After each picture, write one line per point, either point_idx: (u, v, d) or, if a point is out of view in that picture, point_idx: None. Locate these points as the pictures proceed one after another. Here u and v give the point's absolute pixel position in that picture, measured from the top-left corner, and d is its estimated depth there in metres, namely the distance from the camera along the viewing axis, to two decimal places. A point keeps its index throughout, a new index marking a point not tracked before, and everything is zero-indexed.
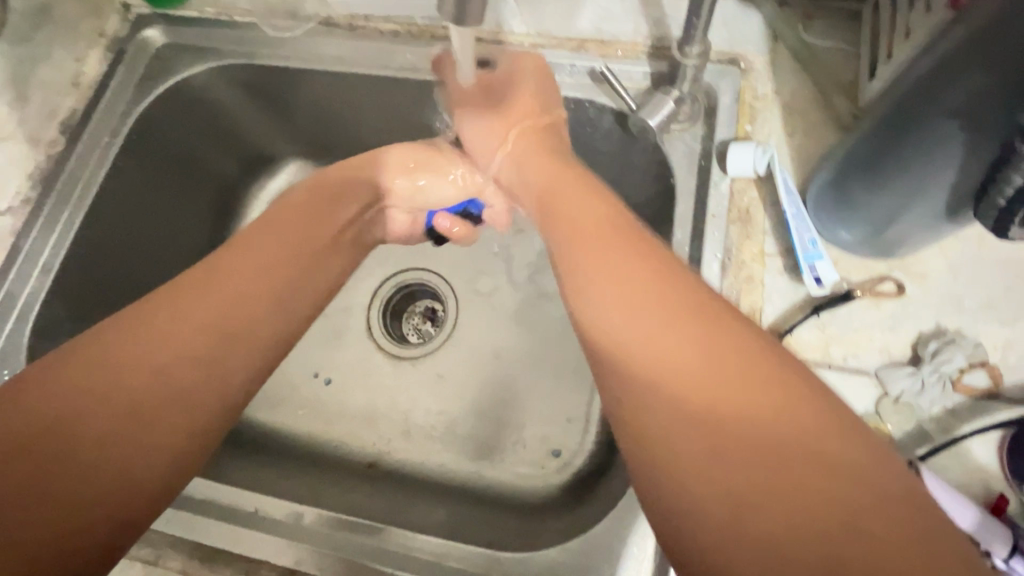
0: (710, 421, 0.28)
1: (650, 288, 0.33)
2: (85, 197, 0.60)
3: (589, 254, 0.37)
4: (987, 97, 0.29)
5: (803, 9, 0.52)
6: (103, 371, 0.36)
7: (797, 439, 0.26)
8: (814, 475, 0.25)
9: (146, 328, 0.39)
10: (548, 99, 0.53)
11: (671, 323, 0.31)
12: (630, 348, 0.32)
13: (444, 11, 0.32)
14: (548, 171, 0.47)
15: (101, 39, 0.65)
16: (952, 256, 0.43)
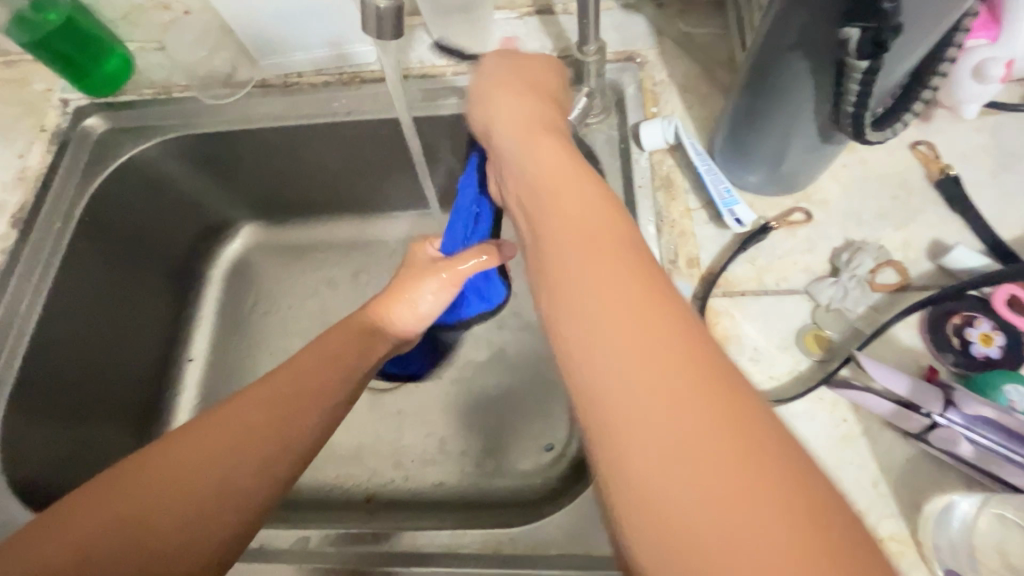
0: (640, 396, 0.25)
1: (613, 258, 0.30)
2: (44, 282, 0.60)
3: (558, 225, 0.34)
4: (816, 31, 0.35)
5: (678, 6, 0.61)
6: (144, 492, 0.34)
7: (711, 428, 0.23)
8: (718, 462, 0.23)
9: (191, 441, 0.36)
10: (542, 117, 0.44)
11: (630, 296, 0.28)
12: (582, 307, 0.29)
13: (368, 29, 0.38)
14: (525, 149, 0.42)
15: (42, 133, 0.67)
16: (841, 182, 0.50)
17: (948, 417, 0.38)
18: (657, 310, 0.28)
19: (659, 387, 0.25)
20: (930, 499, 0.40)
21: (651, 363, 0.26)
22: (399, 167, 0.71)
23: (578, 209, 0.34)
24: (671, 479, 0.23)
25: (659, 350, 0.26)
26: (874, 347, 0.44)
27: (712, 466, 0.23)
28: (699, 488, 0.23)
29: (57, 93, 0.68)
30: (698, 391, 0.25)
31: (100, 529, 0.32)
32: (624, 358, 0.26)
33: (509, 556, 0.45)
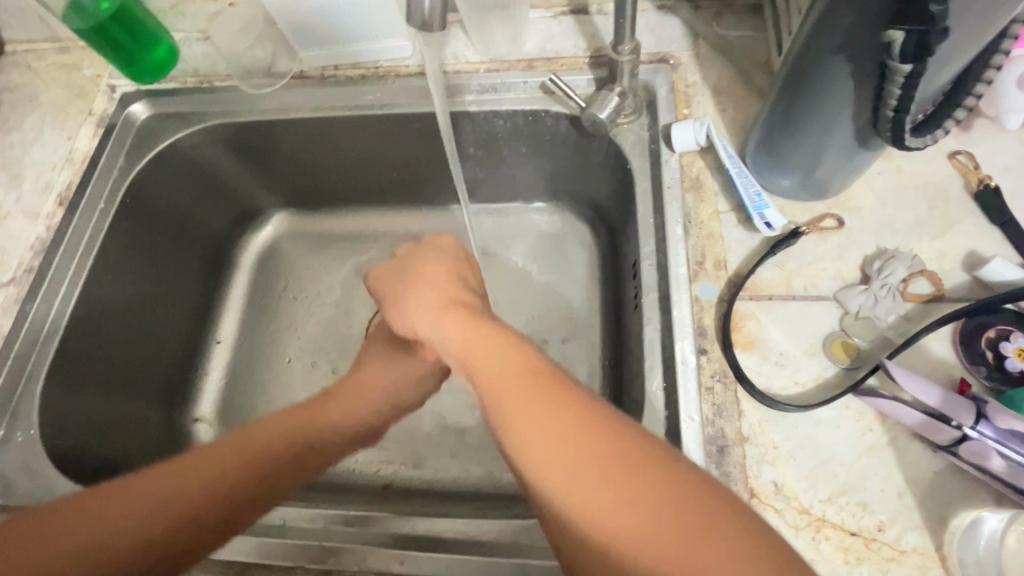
0: (562, 489, 0.32)
1: (532, 399, 0.35)
2: (86, 259, 0.63)
3: (461, 329, 0.43)
4: (860, 33, 0.35)
5: (714, 9, 0.61)
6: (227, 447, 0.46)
7: (622, 478, 0.31)
8: (620, 466, 0.31)
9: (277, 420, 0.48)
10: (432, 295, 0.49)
11: (517, 369, 0.38)
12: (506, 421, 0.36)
13: (410, 20, 0.39)
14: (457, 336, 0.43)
15: (89, 117, 0.70)
16: (876, 190, 0.50)
17: (979, 430, 0.38)
18: (550, 383, 0.36)
19: (576, 443, 0.33)
20: (958, 514, 0.39)
21: (549, 412, 0.34)
22: (429, 160, 0.72)
23: (486, 333, 0.41)
24: (579, 496, 0.31)
25: (552, 420, 0.34)
26: (903, 357, 0.44)
27: (603, 472, 0.31)
28: (601, 504, 0.30)
29: (106, 79, 0.71)
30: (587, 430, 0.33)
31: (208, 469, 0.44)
32: (527, 426, 0.34)
33: (526, 547, 0.45)
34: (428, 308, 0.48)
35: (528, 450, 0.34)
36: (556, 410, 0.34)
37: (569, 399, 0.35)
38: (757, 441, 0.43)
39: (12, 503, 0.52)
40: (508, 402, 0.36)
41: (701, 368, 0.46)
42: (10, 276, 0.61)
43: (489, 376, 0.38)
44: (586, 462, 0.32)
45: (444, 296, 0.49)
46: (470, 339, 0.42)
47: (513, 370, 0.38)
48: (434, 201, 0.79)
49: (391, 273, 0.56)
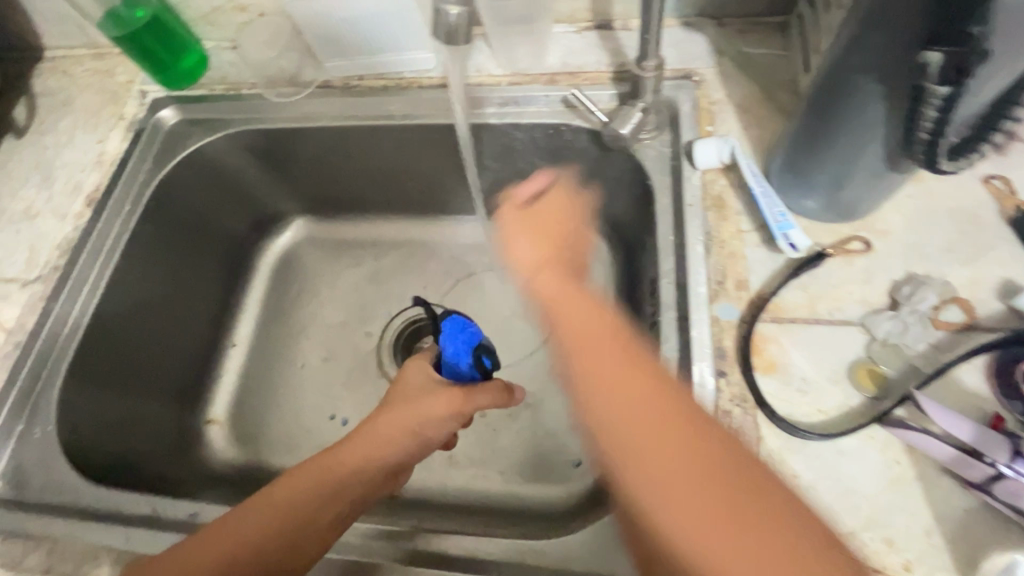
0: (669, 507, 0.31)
1: (643, 399, 0.34)
2: (110, 260, 0.64)
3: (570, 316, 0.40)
4: (893, 54, 0.34)
5: (739, 27, 0.60)
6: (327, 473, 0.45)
7: (742, 507, 0.31)
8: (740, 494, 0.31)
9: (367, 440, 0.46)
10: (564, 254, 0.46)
11: (623, 362, 0.36)
12: (609, 417, 0.34)
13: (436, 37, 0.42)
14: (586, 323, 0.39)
15: (120, 121, 0.71)
16: (906, 213, 0.48)
17: (1017, 468, 0.36)
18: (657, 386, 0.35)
19: (688, 459, 0.32)
20: (990, 556, 0.37)
21: (655, 417, 0.34)
22: (450, 170, 0.72)
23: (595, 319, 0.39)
24: (691, 519, 0.30)
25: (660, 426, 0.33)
26: (933, 388, 0.42)
27: (718, 497, 0.31)
28: (714, 530, 0.30)
29: (137, 85, 0.73)
30: (701, 448, 0.32)
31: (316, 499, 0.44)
32: (632, 429, 0.33)
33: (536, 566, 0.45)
34: (562, 292, 0.42)
35: (635, 453, 0.33)
36: (640, 383, 0.35)
37: (685, 420, 0.33)
38: (777, 469, 0.41)
39: (27, 499, 0.53)
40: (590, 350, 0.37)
41: (720, 392, 0.44)
42: (37, 274, 0.63)
43: (595, 366, 0.36)
44: (703, 485, 0.31)
45: (558, 271, 0.44)
46: (581, 325, 0.39)
47: (616, 366, 0.36)
48: (453, 212, 0.79)
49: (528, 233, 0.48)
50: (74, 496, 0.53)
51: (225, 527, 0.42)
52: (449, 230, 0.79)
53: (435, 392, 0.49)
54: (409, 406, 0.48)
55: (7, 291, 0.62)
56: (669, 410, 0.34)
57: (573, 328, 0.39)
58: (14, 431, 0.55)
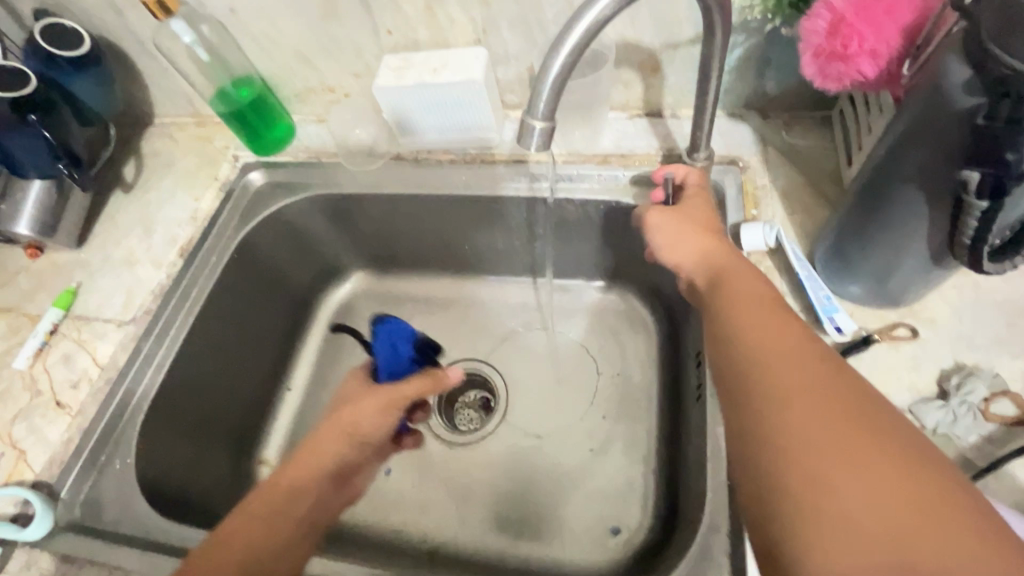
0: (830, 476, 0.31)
1: (811, 380, 0.34)
2: (194, 307, 0.70)
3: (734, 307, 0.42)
4: (934, 166, 0.37)
5: (783, 118, 0.65)
6: (286, 478, 0.51)
7: (923, 498, 0.29)
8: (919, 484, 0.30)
9: (312, 450, 0.53)
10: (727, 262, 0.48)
11: (787, 343, 0.37)
12: (770, 386, 0.35)
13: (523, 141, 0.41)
14: (755, 313, 0.41)
15: (215, 182, 0.80)
16: (953, 303, 0.50)
17: None
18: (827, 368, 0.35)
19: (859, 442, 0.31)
20: None
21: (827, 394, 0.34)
22: (503, 236, 0.77)
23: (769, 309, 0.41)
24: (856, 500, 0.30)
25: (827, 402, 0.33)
26: (986, 482, 0.42)
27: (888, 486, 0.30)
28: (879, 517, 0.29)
29: (232, 150, 0.83)
30: (878, 436, 0.31)
31: (281, 503, 0.49)
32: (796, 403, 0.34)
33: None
34: (741, 297, 0.43)
35: (792, 425, 0.33)
36: (796, 343, 0.37)
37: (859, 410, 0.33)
38: None
39: (102, 529, 0.57)
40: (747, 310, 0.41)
41: None
42: (132, 316, 0.70)
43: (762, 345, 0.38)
44: (873, 468, 0.30)
45: (745, 276, 0.45)
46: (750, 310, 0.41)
47: (791, 347, 0.37)
48: (502, 274, 0.83)
49: (675, 224, 0.54)
50: (144, 528, 0.57)
51: (236, 530, 0.46)
52: (498, 290, 0.84)
53: (369, 393, 0.57)
54: (346, 409, 0.56)
55: (106, 331, 0.69)
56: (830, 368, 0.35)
57: (740, 318, 0.41)
58: (97, 463, 0.60)
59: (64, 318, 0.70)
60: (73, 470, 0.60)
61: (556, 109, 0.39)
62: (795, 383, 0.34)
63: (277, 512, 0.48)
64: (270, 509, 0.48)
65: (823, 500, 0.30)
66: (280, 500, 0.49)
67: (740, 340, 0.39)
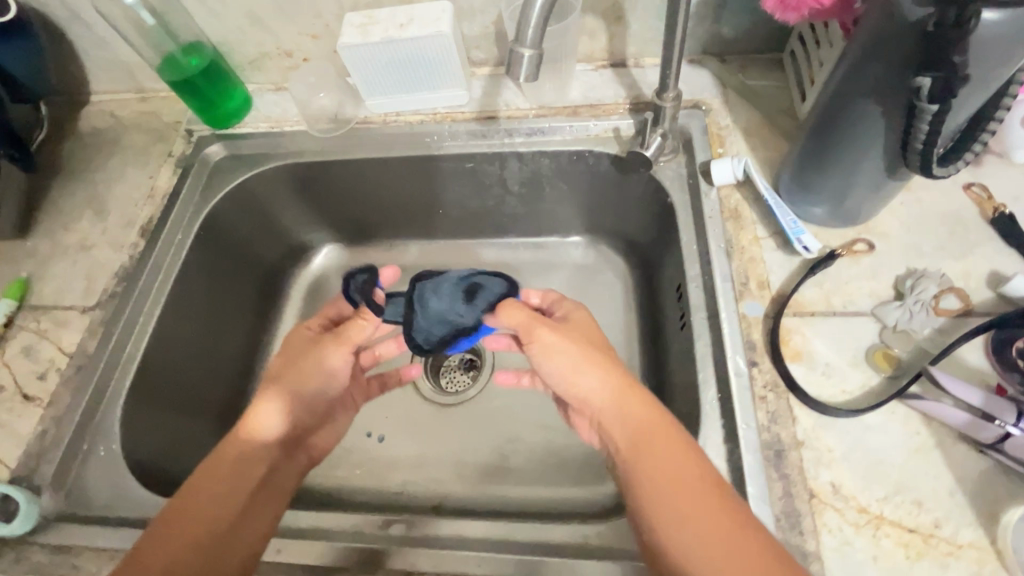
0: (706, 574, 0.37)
1: (693, 492, 0.41)
2: (164, 287, 0.67)
3: (630, 411, 0.46)
4: (889, 79, 0.41)
5: (739, 62, 0.68)
6: (225, 457, 0.49)
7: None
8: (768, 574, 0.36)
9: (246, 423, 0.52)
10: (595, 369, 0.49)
11: (677, 453, 0.43)
12: (655, 496, 0.42)
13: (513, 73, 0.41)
14: (642, 421, 0.46)
15: (169, 158, 0.76)
16: (901, 217, 0.55)
17: (1021, 427, 0.42)
18: (700, 484, 0.41)
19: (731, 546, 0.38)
20: (1008, 510, 0.42)
21: (695, 507, 0.40)
22: (478, 196, 0.78)
23: (649, 422, 0.46)
24: None
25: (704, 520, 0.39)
26: (941, 366, 0.47)
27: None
28: None
29: (184, 124, 0.78)
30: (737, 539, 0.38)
31: (224, 484, 0.48)
32: (677, 522, 0.40)
33: (546, 549, 0.50)
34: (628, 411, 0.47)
35: (681, 540, 0.39)
36: (676, 448, 0.43)
37: (731, 517, 0.39)
38: (812, 445, 0.46)
39: (94, 516, 0.55)
40: (644, 446, 0.44)
41: (754, 379, 0.49)
42: (96, 301, 0.66)
43: (654, 465, 0.43)
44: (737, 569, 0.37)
45: (621, 385, 0.48)
46: (640, 427, 0.45)
47: (674, 461, 0.43)
48: (478, 236, 0.84)
49: (556, 347, 0.50)
50: (143, 508, 0.55)
51: (190, 511, 0.46)
52: (475, 251, 0.84)
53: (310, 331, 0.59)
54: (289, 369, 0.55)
55: (68, 318, 0.65)
56: (704, 477, 0.42)
57: (638, 435, 0.45)
58: (78, 451, 0.58)
59: (18, 310, 0.66)
60: (53, 460, 0.57)
61: (544, 37, 0.40)
62: (676, 504, 0.41)
63: (221, 496, 0.47)
64: (217, 494, 0.47)
65: None
66: (220, 484, 0.48)
67: (635, 454, 0.44)
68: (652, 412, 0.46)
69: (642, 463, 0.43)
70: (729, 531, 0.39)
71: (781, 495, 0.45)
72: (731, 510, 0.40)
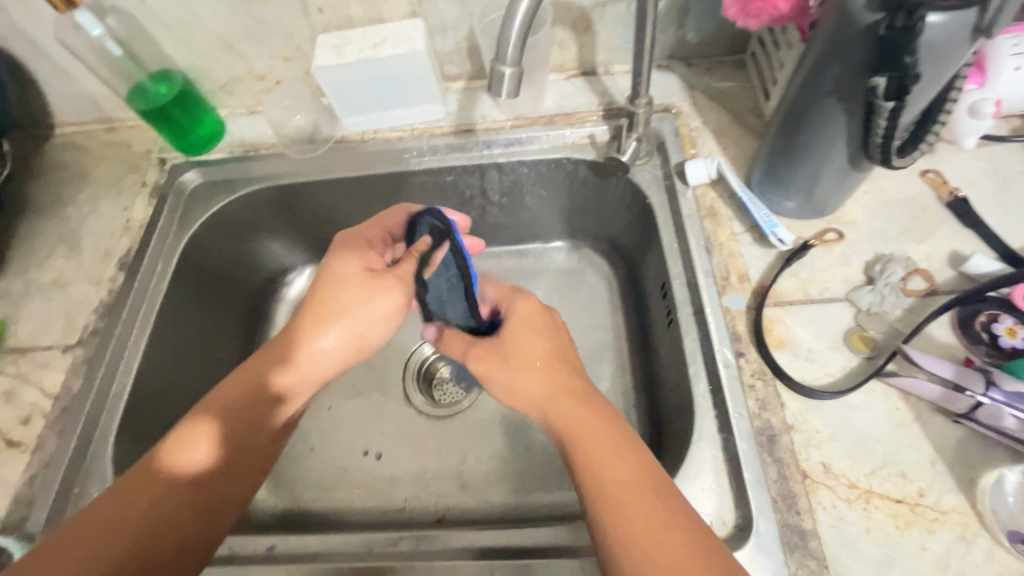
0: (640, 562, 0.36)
1: (630, 479, 0.40)
2: (147, 319, 0.66)
3: (560, 401, 0.45)
4: (847, 79, 0.44)
5: (705, 65, 0.71)
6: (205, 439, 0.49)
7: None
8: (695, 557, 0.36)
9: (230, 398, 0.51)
10: (528, 361, 0.48)
11: (609, 440, 0.43)
12: (596, 481, 0.40)
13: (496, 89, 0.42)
14: (569, 410, 0.45)
15: (143, 188, 0.75)
16: (866, 205, 0.58)
17: (990, 395, 0.44)
18: (632, 472, 0.40)
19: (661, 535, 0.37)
20: (985, 475, 0.45)
21: (630, 493, 0.39)
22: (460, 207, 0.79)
23: (574, 411, 0.45)
24: None
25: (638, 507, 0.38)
26: (913, 344, 0.50)
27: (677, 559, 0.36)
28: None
29: (156, 153, 0.77)
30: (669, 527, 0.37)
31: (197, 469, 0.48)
32: (615, 508, 0.39)
33: (529, 550, 0.52)
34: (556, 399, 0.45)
35: (619, 525, 0.38)
36: (608, 433, 0.43)
37: (663, 507, 0.38)
38: (801, 428, 0.48)
39: None
40: (578, 432, 0.43)
41: (742, 369, 0.52)
42: (77, 338, 0.64)
43: (585, 450, 0.42)
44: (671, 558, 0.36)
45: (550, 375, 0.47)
46: (569, 415, 0.44)
47: (606, 444, 0.42)
48: None
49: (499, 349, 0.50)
50: None
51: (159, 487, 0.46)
52: None
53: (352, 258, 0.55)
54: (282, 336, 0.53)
55: (50, 358, 0.63)
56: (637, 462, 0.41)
57: (572, 424, 0.44)
58: (70, 494, 0.56)
59: None
60: (44, 506, 0.55)
61: (523, 54, 0.41)
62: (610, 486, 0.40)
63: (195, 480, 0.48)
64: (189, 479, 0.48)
65: None
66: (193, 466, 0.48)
67: (573, 442, 0.43)
68: (581, 402, 0.45)
69: (579, 448, 0.42)
70: (664, 517, 0.38)
71: (777, 478, 0.47)
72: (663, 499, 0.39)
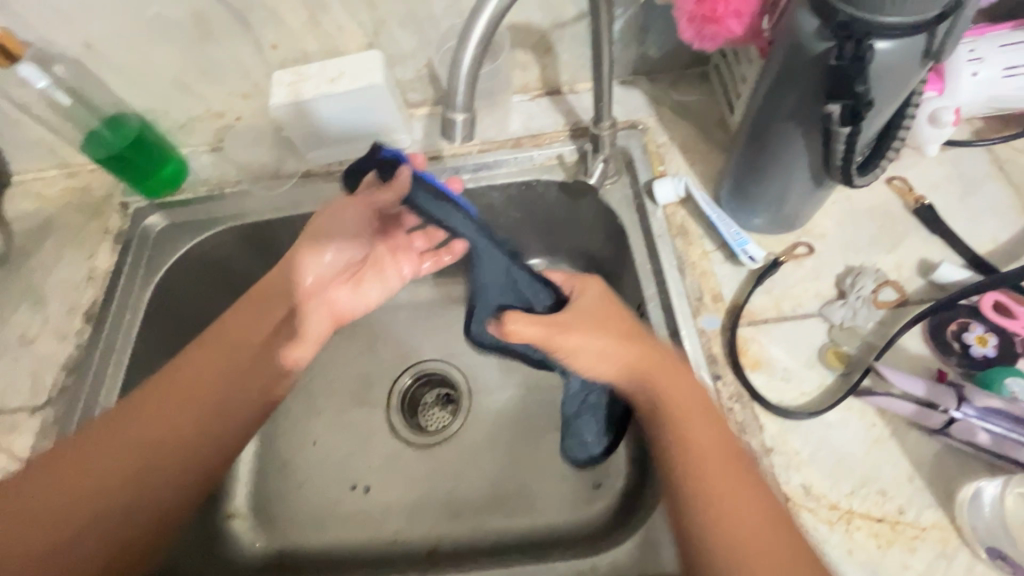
0: (717, 506, 0.42)
1: (720, 446, 0.45)
2: (116, 373, 0.64)
3: (641, 359, 0.49)
4: (804, 104, 0.43)
5: (669, 79, 0.71)
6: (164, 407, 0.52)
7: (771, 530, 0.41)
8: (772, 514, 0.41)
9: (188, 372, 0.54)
10: (606, 328, 0.50)
11: (695, 406, 0.47)
12: (688, 434, 0.46)
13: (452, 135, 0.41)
14: (655, 370, 0.48)
15: (106, 235, 0.73)
16: (835, 216, 0.58)
17: (963, 411, 0.45)
18: (729, 439, 0.45)
19: (738, 490, 0.42)
20: (962, 487, 0.45)
21: (725, 451, 0.44)
22: None
23: (651, 371, 0.48)
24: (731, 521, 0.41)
25: (738, 476, 0.43)
26: (887, 357, 0.51)
27: (758, 515, 0.41)
28: (740, 531, 0.41)
29: (118, 197, 0.75)
30: (746, 489, 0.43)
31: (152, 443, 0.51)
32: (702, 459, 0.44)
33: None
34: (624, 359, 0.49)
35: (703, 474, 0.44)
36: (701, 400, 0.47)
37: (743, 470, 0.44)
38: (781, 450, 0.48)
39: None
40: (663, 386, 0.48)
41: (720, 392, 0.51)
42: (46, 398, 0.63)
43: (680, 402, 0.47)
44: (746, 510, 0.41)
45: (620, 339, 0.49)
46: (649, 367, 0.48)
47: (698, 403, 0.47)
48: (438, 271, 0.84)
49: (586, 317, 0.51)
50: None
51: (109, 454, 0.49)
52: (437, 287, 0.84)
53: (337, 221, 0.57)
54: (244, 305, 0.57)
55: (18, 422, 0.62)
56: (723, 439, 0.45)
57: (665, 381, 0.48)
58: None
59: None
60: None
61: (473, 99, 0.40)
62: (703, 440, 0.45)
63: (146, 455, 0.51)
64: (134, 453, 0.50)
65: (711, 525, 0.42)
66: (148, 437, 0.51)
67: (660, 390, 0.48)
68: (657, 359, 0.49)
69: (665, 396, 0.47)
70: (743, 477, 0.43)
71: None
72: (746, 465, 0.44)
